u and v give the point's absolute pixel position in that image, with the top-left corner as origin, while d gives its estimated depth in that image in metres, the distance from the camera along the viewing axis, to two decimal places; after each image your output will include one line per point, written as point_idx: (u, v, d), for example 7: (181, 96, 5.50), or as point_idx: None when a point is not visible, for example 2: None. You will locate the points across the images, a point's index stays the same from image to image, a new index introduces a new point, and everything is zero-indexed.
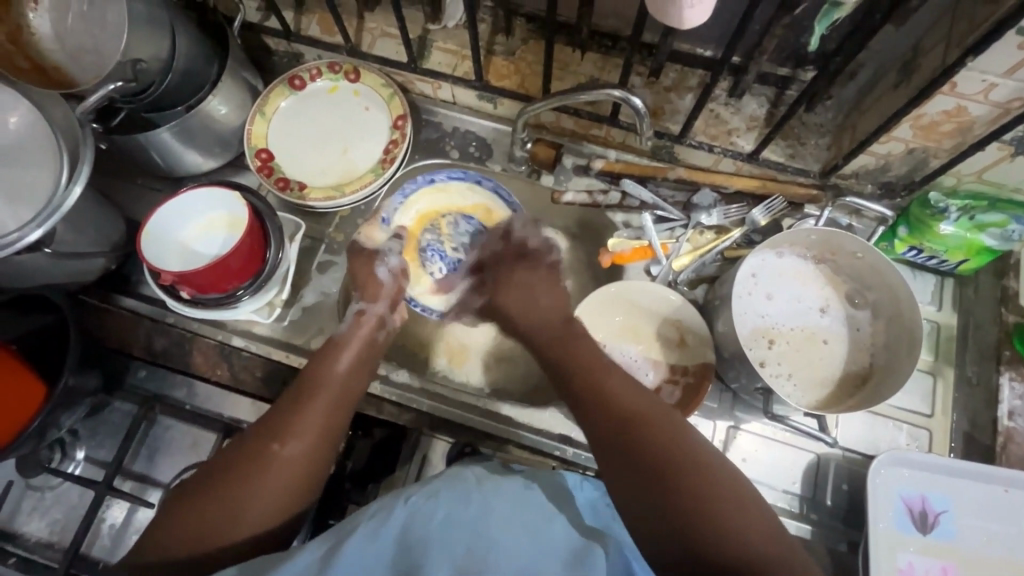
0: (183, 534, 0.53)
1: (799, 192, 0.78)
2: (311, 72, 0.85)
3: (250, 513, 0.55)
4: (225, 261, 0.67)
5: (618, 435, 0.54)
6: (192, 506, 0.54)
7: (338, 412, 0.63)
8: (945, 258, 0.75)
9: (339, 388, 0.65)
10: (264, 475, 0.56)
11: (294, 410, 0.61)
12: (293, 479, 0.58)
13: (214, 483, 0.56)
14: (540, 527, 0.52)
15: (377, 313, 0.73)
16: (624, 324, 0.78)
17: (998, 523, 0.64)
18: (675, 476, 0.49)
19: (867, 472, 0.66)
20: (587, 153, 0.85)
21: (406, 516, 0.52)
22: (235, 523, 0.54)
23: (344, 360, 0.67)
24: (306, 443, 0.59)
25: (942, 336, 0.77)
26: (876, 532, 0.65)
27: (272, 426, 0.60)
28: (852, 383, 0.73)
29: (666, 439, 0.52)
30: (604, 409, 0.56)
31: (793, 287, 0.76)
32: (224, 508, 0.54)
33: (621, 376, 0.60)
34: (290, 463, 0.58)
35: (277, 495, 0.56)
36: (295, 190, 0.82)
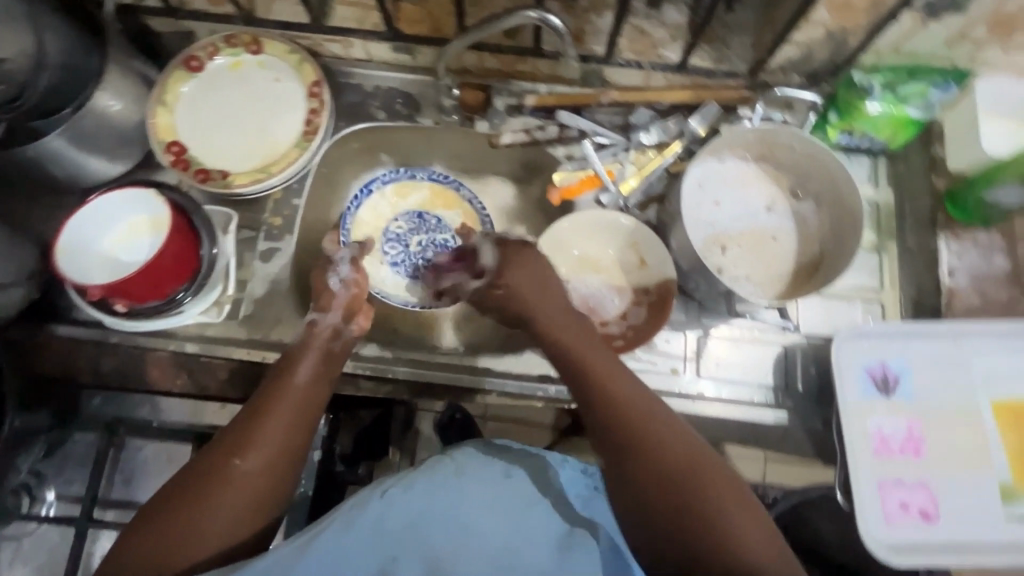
0: (150, 553, 0.51)
1: (729, 94, 0.78)
2: (208, 50, 0.79)
3: (216, 526, 0.52)
4: (159, 261, 0.62)
5: (617, 460, 0.53)
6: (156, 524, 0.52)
7: (299, 421, 0.59)
8: (875, 136, 0.78)
9: (295, 397, 0.60)
10: (223, 492, 0.53)
11: (251, 423, 0.57)
12: (263, 492, 0.55)
13: (167, 503, 0.53)
14: (519, 511, 0.56)
15: (330, 323, 0.68)
16: (582, 258, 0.79)
17: (949, 373, 0.69)
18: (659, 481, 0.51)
19: (830, 349, 0.69)
20: (517, 90, 0.82)
21: (380, 507, 0.54)
22: (200, 532, 0.52)
23: (302, 372, 0.62)
24: (268, 454, 0.56)
25: (882, 213, 0.80)
26: (846, 404, 0.68)
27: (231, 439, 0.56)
28: (805, 272, 0.75)
29: (659, 445, 0.52)
30: (600, 417, 0.55)
31: (737, 190, 0.77)
32: (179, 528, 0.51)
33: (603, 368, 0.58)
34: (250, 476, 0.54)
35: (244, 503, 0.54)
36: (218, 179, 0.76)
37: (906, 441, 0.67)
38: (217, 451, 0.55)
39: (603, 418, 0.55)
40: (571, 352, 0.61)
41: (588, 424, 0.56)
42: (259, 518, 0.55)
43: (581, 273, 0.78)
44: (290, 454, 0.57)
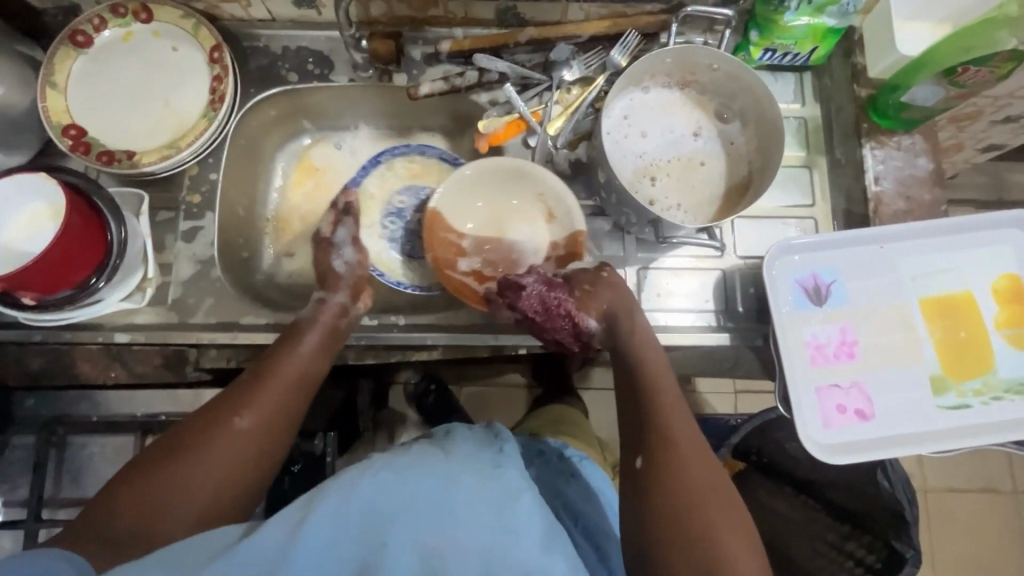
0: (143, 502, 0.52)
1: (647, 20, 0.76)
2: (93, 22, 0.73)
3: (213, 479, 0.55)
4: (58, 249, 0.59)
5: (648, 447, 0.59)
6: (151, 476, 0.53)
7: (301, 386, 0.63)
8: (797, 51, 0.78)
9: (299, 366, 0.63)
10: (218, 443, 0.56)
11: (253, 385, 0.60)
12: (256, 450, 0.57)
13: (163, 455, 0.55)
14: (505, 504, 0.54)
15: (339, 301, 0.71)
16: (485, 209, 0.79)
17: (877, 276, 0.70)
18: (659, 465, 0.57)
19: (764, 266, 0.70)
20: (432, 38, 0.81)
21: (372, 489, 0.52)
22: (194, 482, 0.54)
23: (307, 343, 0.65)
24: (268, 415, 0.59)
25: (810, 128, 0.81)
26: (780, 316, 0.69)
27: (229, 399, 0.59)
28: (736, 192, 0.75)
29: (678, 441, 0.59)
30: (645, 409, 0.61)
31: (661, 119, 0.77)
32: (170, 475, 0.53)
33: (670, 393, 0.63)
34: (242, 433, 0.57)
35: (241, 460, 0.56)
36: (123, 160, 0.72)
37: (840, 346, 0.68)
38: (220, 408, 0.58)
39: (644, 417, 0.61)
40: (645, 375, 0.64)
41: (631, 406, 0.63)
42: (253, 477, 0.57)
43: (485, 229, 0.79)
44: (289, 417, 0.61)
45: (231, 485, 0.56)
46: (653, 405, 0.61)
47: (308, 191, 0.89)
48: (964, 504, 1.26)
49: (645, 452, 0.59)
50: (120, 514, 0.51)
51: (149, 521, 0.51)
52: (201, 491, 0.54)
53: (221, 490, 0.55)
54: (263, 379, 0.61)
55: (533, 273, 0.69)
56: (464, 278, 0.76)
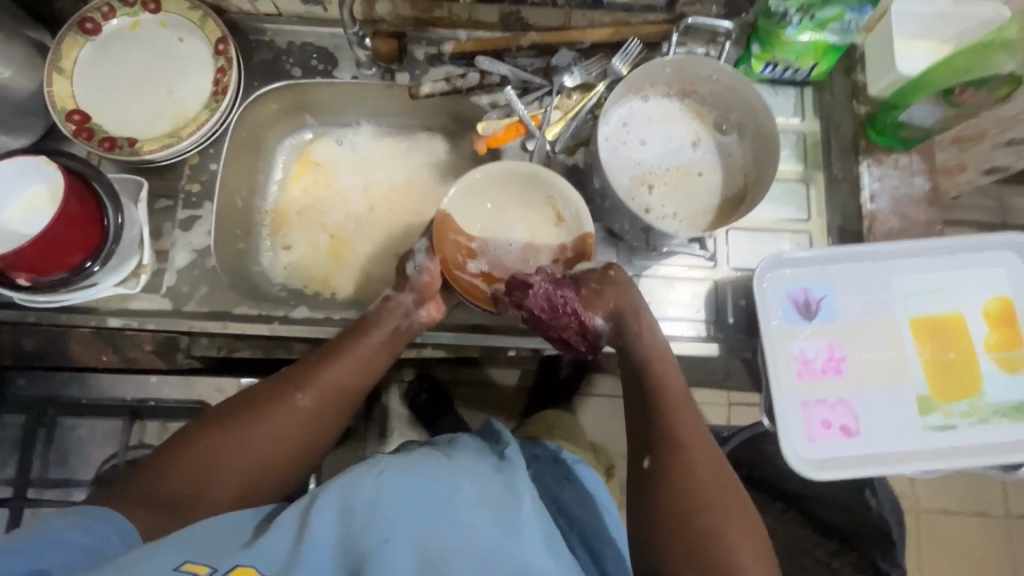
0: (201, 462, 0.57)
1: (650, 29, 0.77)
2: (101, 10, 0.74)
3: (266, 450, 0.59)
4: (53, 230, 0.59)
5: (659, 453, 0.61)
6: (214, 439, 0.58)
7: (357, 377, 0.66)
8: (798, 66, 0.79)
9: (358, 357, 0.66)
10: (276, 420, 0.60)
11: (314, 370, 0.64)
12: (305, 433, 0.62)
13: (226, 422, 0.59)
14: (505, 506, 0.54)
15: (403, 302, 0.71)
16: (494, 210, 0.78)
17: (868, 293, 0.70)
18: (668, 471, 0.59)
19: (755, 278, 0.70)
20: (435, 38, 0.81)
21: (378, 488, 0.52)
22: (249, 451, 0.58)
23: (371, 337, 0.68)
24: (324, 400, 0.63)
25: (808, 143, 0.81)
26: (769, 329, 0.69)
27: (291, 379, 0.63)
28: (732, 205, 0.75)
29: (689, 445, 0.61)
30: (655, 416, 0.64)
31: (659, 127, 0.77)
32: (228, 443, 0.58)
33: (683, 399, 0.65)
34: (297, 414, 0.61)
35: (294, 437, 0.61)
36: (125, 147, 0.73)
37: (827, 362, 0.68)
38: (283, 386, 0.62)
39: (654, 422, 0.63)
40: (656, 381, 0.66)
41: (639, 411, 0.65)
42: (301, 455, 0.61)
43: (492, 231, 0.77)
44: (343, 404, 0.64)
45: (277, 460, 0.60)
46: (665, 411, 0.63)
47: (307, 184, 0.90)
48: (954, 526, 1.26)
49: (653, 452, 0.62)
50: (178, 472, 0.56)
51: (201, 484, 0.56)
52: (252, 459, 0.58)
53: (268, 463, 0.59)
54: (324, 365, 0.65)
55: (540, 272, 0.69)
56: (473, 281, 0.74)
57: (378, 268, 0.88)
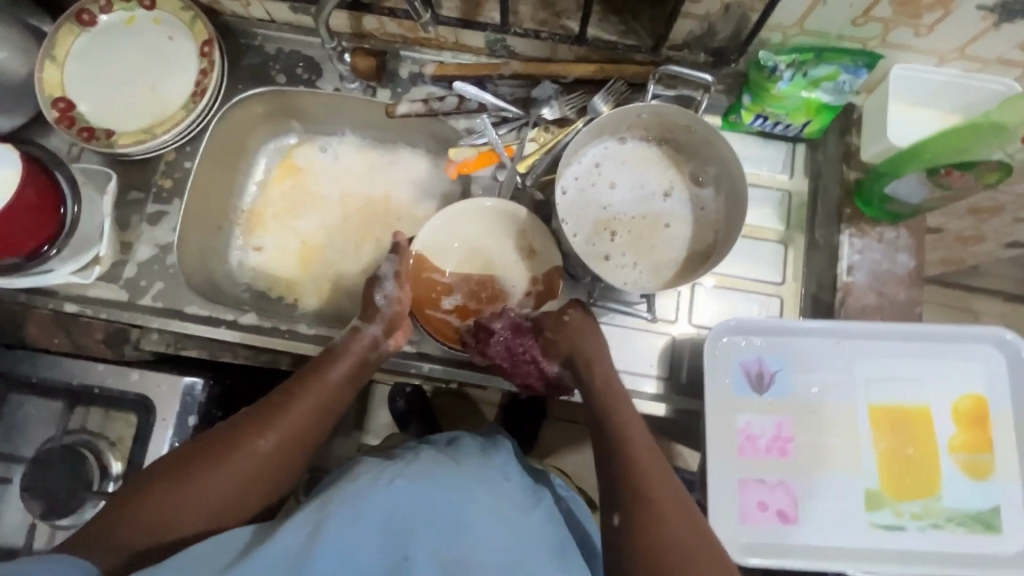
0: (157, 514, 0.55)
1: (636, 70, 0.75)
2: (99, 4, 0.77)
3: (228, 499, 0.57)
4: (10, 218, 0.62)
5: (630, 515, 0.54)
6: (170, 490, 0.56)
7: (322, 415, 0.63)
8: (789, 122, 0.75)
9: (322, 392, 0.63)
10: (238, 467, 0.58)
11: (277, 410, 0.61)
12: (265, 476, 0.59)
13: (184, 468, 0.57)
14: (517, 525, 0.56)
15: (371, 334, 0.68)
16: (471, 246, 0.77)
17: (829, 372, 0.66)
18: (641, 529, 0.53)
19: (707, 342, 0.67)
20: (420, 58, 0.81)
21: (389, 500, 0.53)
22: (209, 502, 0.56)
23: (336, 370, 0.65)
24: (287, 443, 0.60)
25: (794, 204, 0.77)
26: (713, 398, 0.65)
27: (250, 421, 0.60)
28: (698, 261, 0.72)
29: (660, 501, 0.54)
30: (618, 470, 0.58)
31: (632, 172, 0.74)
32: (182, 492, 0.56)
33: (650, 453, 0.58)
34: (255, 460, 0.58)
35: (256, 483, 0.58)
36: (103, 138, 0.75)
37: (773, 441, 0.65)
38: (244, 429, 0.59)
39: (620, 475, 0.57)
40: (615, 426, 0.60)
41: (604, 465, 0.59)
42: (264, 499, 0.60)
43: (469, 266, 0.77)
44: (306, 444, 0.62)
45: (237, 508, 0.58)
46: (625, 456, 0.58)
47: (285, 188, 0.91)
48: None
49: (621, 509, 0.55)
50: (132, 522, 0.54)
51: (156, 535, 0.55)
52: (212, 509, 0.57)
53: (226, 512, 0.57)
54: (288, 404, 0.62)
55: (502, 317, 0.71)
56: (447, 317, 0.75)
57: (343, 280, 0.88)
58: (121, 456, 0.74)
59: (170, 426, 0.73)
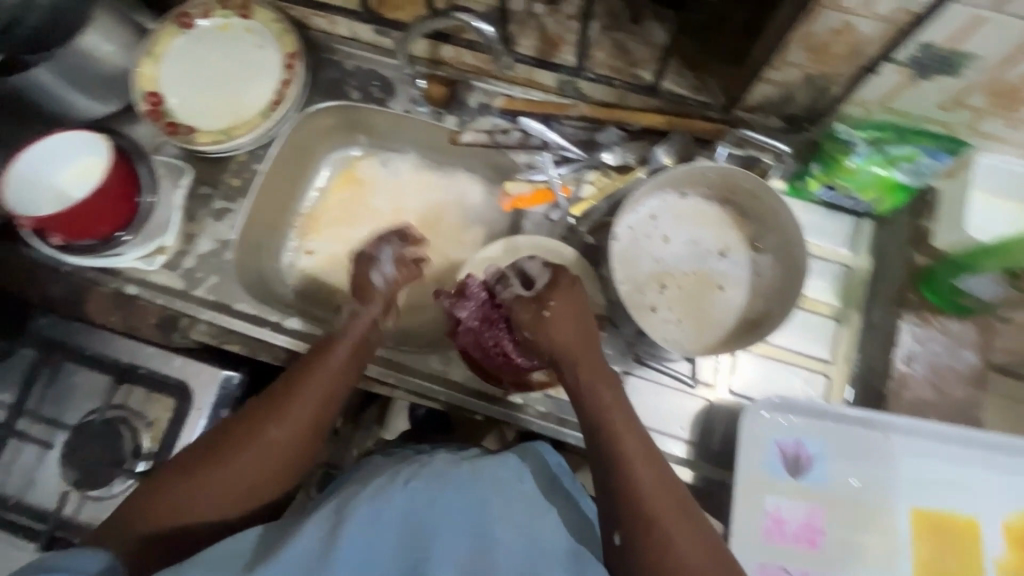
0: (177, 507, 0.56)
1: (705, 126, 0.73)
2: (201, 9, 0.82)
3: (244, 488, 0.58)
4: (93, 204, 0.66)
5: (632, 537, 0.53)
6: (188, 482, 0.57)
7: (330, 398, 0.63)
8: (859, 197, 0.72)
9: (326, 372, 0.63)
10: (247, 454, 0.58)
11: (283, 393, 0.61)
12: (277, 461, 0.59)
13: (198, 459, 0.58)
14: (534, 523, 0.52)
15: (370, 315, 0.68)
16: None
17: (873, 466, 0.63)
18: (649, 558, 0.52)
19: (744, 415, 0.64)
20: (490, 90, 0.82)
21: (403, 506, 0.50)
22: (225, 492, 0.57)
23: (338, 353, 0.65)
24: (297, 424, 0.60)
25: (852, 280, 0.75)
26: (745, 475, 0.63)
27: (259, 408, 0.61)
28: (745, 328, 0.70)
29: (665, 524, 0.52)
30: (620, 486, 0.55)
31: (689, 228, 0.73)
32: (199, 486, 0.57)
33: (648, 468, 0.55)
34: (266, 446, 0.59)
35: (269, 468, 0.59)
36: (184, 134, 0.80)
37: (802, 529, 0.62)
38: (253, 415, 0.60)
39: (622, 498, 0.54)
40: (608, 436, 0.57)
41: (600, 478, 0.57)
42: (283, 483, 0.60)
43: None
44: (315, 425, 0.61)
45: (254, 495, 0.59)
46: (628, 487, 0.54)
47: (343, 198, 0.94)
48: None
49: (623, 527, 0.53)
50: (153, 520, 0.55)
51: (180, 534, 0.56)
52: (232, 499, 0.57)
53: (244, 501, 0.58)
54: (294, 385, 0.62)
55: (470, 305, 0.70)
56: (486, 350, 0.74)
57: None
58: (153, 437, 0.76)
59: (203, 417, 0.75)
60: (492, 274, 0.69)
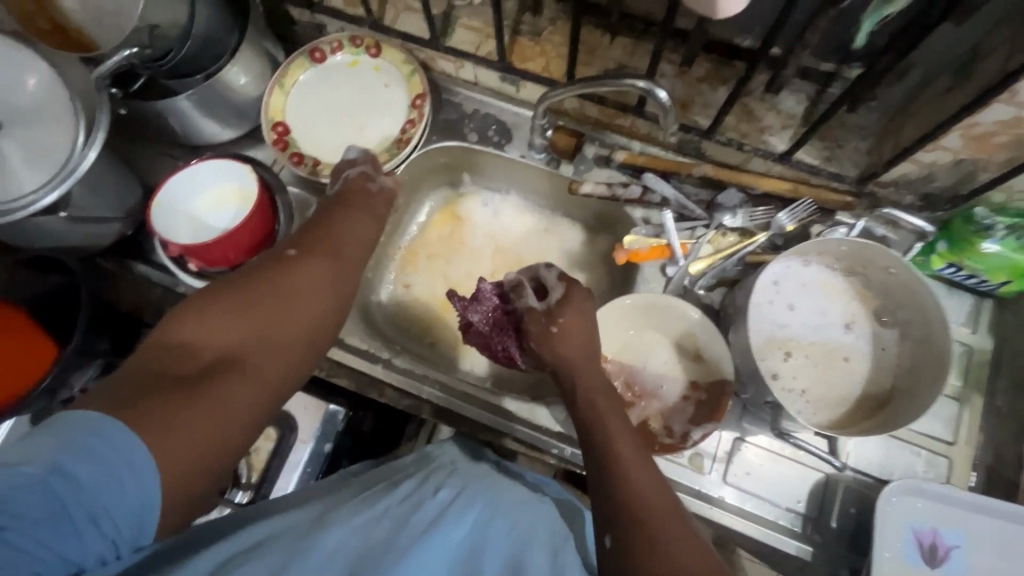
0: (210, 323, 0.53)
1: (832, 198, 0.74)
2: (332, 45, 0.83)
3: (282, 319, 0.56)
4: (235, 236, 0.67)
5: (621, 528, 0.49)
6: (227, 302, 0.55)
7: (351, 261, 0.65)
8: (985, 278, 0.71)
9: (351, 232, 0.67)
10: (290, 280, 0.59)
11: (317, 237, 0.64)
12: (301, 322, 0.58)
13: (238, 286, 0.57)
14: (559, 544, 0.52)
15: (360, 170, 0.73)
16: (632, 339, 0.76)
17: (1012, 562, 0.61)
18: (638, 528, 0.49)
19: (879, 497, 0.63)
20: (609, 143, 0.83)
21: (435, 509, 0.51)
22: (263, 319, 0.55)
23: (346, 215, 0.68)
24: (325, 270, 0.62)
25: (973, 361, 0.73)
26: (881, 561, 0.62)
27: (296, 245, 0.63)
28: (868, 406, 0.69)
29: (647, 497, 0.51)
30: (602, 451, 0.55)
31: (814, 299, 0.72)
32: (218, 316, 0.54)
33: (626, 433, 0.57)
34: (300, 274, 0.60)
35: (308, 304, 0.59)
36: (309, 165, 0.81)
37: None
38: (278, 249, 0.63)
39: (610, 471, 0.53)
40: (585, 399, 0.61)
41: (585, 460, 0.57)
42: (315, 335, 0.59)
43: (631, 358, 0.76)
44: (342, 284, 0.63)
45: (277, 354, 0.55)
46: (613, 463, 0.54)
47: (444, 234, 0.94)
48: None
49: (615, 527, 0.50)
50: (152, 355, 0.50)
51: (194, 367, 0.50)
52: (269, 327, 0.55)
53: (266, 348, 0.54)
54: (319, 234, 0.65)
55: (483, 311, 0.73)
56: None
57: None
58: (254, 467, 0.75)
59: (307, 450, 0.75)
60: (506, 279, 0.71)
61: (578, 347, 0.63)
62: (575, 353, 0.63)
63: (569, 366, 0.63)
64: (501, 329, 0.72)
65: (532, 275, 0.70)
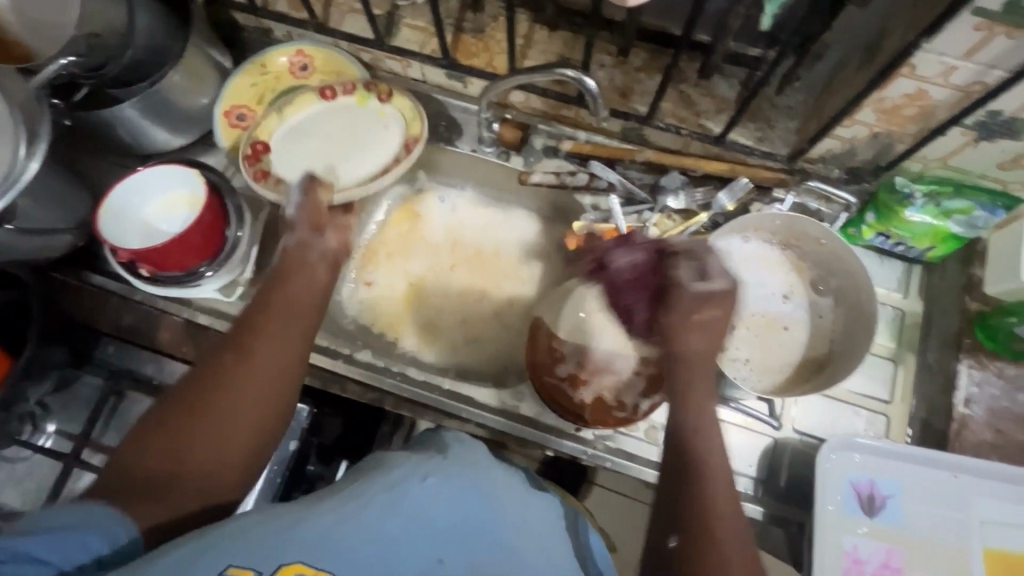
0: (162, 446, 0.51)
1: (766, 175, 0.77)
2: (347, 87, 0.83)
3: (236, 419, 0.53)
4: (186, 238, 0.68)
5: (689, 536, 0.50)
6: (175, 420, 0.52)
7: (303, 334, 0.60)
8: (911, 244, 0.75)
9: (300, 297, 0.61)
10: (237, 379, 0.54)
11: (259, 321, 0.59)
12: (256, 415, 0.55)
13: (184, 399, 0.54)
14: (544, 533, 0.53)
15: (297, 239, 0.65)
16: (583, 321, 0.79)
17: (943, 506, 0.66)
18: (698, 534, 0.50)
19: (818, 455, 0.67)
20: (556, 134, 0.85)
21: (419, 496, 0.49)
22: (216, 426, 0.52)
23: (292, 284, 0.61)
24: (275, 352, 0.57)
25: (906, 322, 0.77)
26: (824, 514, 0.66)
27: (237, 339, 0.57)
28: (809, 370, 0.73)
29: (713, 503, 0.51)
30: (687, 453, 0.54)
31: (754, 272, 0.76)
32: (169, 442, 0.51)
33: (724, 435, 0.55)
34: (246, 371, 0.55)
35: (262, 394, 0.55)
36: (271, 184, 0.79)
37: (880, 569, 0.64)
38: (220, 349, 0.57)
39: (685, 475, 0.53)
40: (682, 386, 0.56)
41: (666, 456, 0.55)
42: (275, 422, 0.56)
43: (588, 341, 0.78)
44: (294, 360, 0.58)
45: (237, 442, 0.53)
46: (700, 464, 0.53)
47: (401, 231, 0.93)
48: None
49: (681, 530, 0.51)
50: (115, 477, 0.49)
51: (155, 490, 0.49)
52: (224, 431, 0.53)
53: (225, 450, 0.52)
54: (264, 313, 0.59)
55: (629, 256, 0.64)
56: (559, 385, 0.76)
57: (444, 326, 0.88)
58: None
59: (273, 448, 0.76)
60: (675, 244, 0.60)
61: (704, 342, 0.56)
62: (700, 348, 0.56)
63: (686, 354, 0.57)
64: (608, 278, 0.65)
65: (685, 251, 0.59)
